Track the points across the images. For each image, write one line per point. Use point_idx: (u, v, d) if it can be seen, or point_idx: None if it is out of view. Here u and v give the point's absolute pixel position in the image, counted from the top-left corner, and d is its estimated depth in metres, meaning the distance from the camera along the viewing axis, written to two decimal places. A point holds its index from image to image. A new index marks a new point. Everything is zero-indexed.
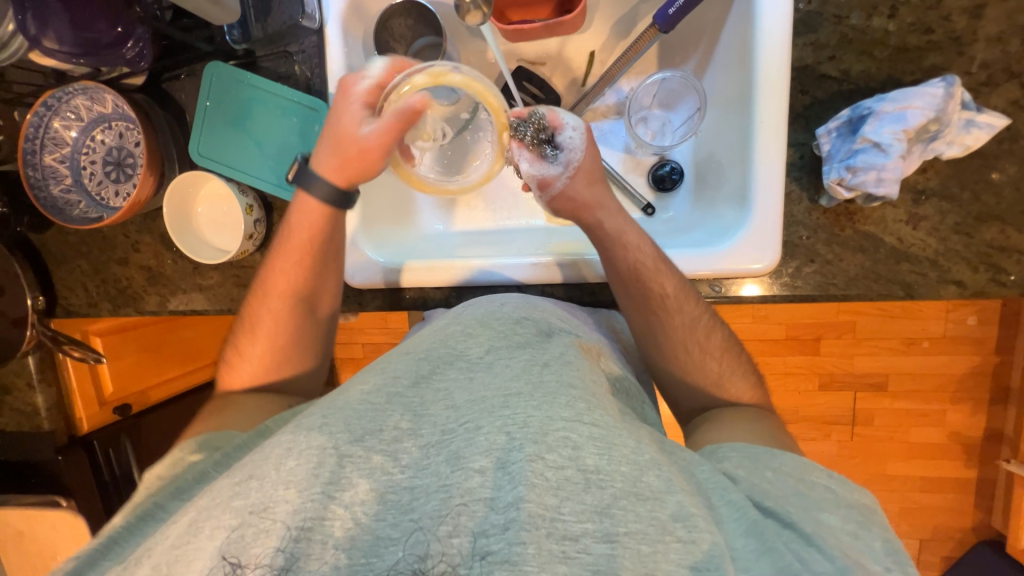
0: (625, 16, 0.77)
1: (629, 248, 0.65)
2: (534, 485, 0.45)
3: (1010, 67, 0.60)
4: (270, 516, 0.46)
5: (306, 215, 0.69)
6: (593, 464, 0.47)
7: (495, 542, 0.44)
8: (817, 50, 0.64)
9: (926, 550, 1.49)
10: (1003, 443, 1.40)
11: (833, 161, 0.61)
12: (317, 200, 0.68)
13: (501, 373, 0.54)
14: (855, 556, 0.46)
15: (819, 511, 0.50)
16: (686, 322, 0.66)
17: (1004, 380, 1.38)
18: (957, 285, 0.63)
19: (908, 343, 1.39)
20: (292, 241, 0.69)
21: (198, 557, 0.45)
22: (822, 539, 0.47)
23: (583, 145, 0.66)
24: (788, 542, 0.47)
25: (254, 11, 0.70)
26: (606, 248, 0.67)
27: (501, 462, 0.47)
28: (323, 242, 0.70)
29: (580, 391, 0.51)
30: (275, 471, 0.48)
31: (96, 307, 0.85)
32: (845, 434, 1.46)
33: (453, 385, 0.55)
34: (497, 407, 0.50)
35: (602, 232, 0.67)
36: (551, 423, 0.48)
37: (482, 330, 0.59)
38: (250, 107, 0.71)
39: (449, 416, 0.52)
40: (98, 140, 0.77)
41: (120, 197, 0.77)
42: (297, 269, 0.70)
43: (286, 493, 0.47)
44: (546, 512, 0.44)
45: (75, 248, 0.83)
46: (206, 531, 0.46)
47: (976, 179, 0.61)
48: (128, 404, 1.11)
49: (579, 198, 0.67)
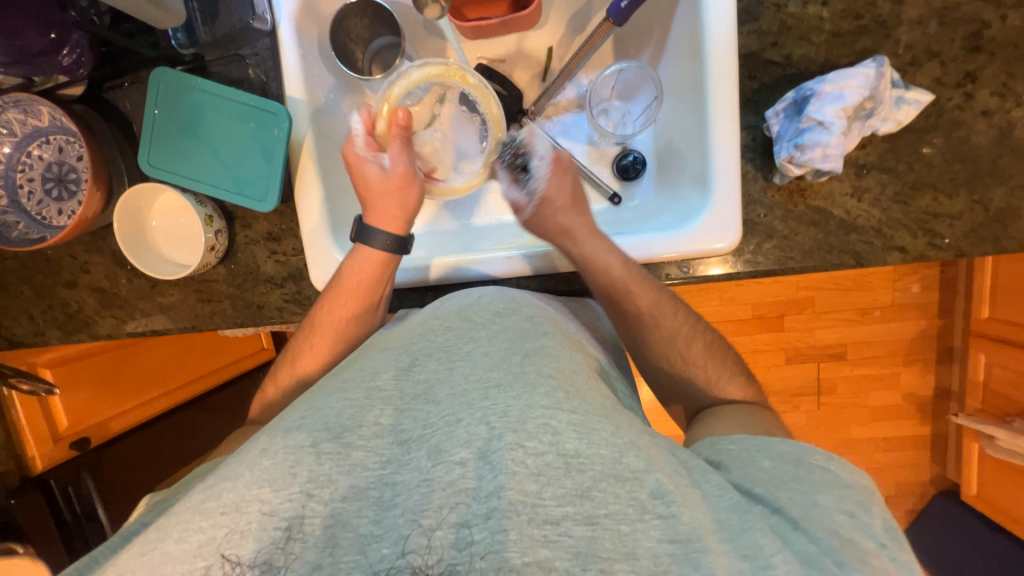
0: (578, 11, 0.80)
1: (608, 261, 0.68)
2: (514, 473, 0.45)
3: (931, 47, 0.65)
4: (243, 515, 0.44)
5: (361, 263, 0.69)
6: (573, 448, 0.47)
7: (478, 531, 0.44)
8: (761, 37, 0.67)
9: (892, 507, 1.59)
10: (951, 399, 1.52)
11: (783, 141, 0.65)
12: (375, 250, 0.70)
13: (479, 362, 0.54)
14: (846, 533, 0.48)
15: (815, 494, 0.51)
16: (666, 334, 0.69)
17: (949, 340, 1.49)
18: (900, 251, 0.67)
19: (863, 314, 1.48)
20: (345, 284, 0.69)
21: (166, 560, 0.43)
22: (809, 522, 0.48)
23: (547, 173, 0.74)
24: (773, 523, 0.48)
25: (200, 14, 0.68)
26: (585, 261, 0.70)
27: (482, 452, 0.47)
28: (376, 284, 0.70)
29: (559, 380, 0.52)
30: (250, 470, 0.47)
31: (43, 335, 0.79)
32: (812, 404, 1.54)
33: (436, 376, 0.54)
34: (478, 399, 0.50)
35: (575, 252, 0.70)
36: (530, 411, 0.48)
37: (462, 322, 0.59)
38: (202, 113, 0.68)
39: (431, 410, 0.52)
40: (36, 156, 0.73)
41: (65, 215, 0.73)
42: (348, 312, 0.69)
43: (262, 492, 0.46)
44: (527, 499, 0.45)
45: (15, 273, 0.78)
46: (175, 533, 0.44)
47: (909, 152, 0.66)
48: (87, 438, 1.05)
49: (551, 225, 0.72)
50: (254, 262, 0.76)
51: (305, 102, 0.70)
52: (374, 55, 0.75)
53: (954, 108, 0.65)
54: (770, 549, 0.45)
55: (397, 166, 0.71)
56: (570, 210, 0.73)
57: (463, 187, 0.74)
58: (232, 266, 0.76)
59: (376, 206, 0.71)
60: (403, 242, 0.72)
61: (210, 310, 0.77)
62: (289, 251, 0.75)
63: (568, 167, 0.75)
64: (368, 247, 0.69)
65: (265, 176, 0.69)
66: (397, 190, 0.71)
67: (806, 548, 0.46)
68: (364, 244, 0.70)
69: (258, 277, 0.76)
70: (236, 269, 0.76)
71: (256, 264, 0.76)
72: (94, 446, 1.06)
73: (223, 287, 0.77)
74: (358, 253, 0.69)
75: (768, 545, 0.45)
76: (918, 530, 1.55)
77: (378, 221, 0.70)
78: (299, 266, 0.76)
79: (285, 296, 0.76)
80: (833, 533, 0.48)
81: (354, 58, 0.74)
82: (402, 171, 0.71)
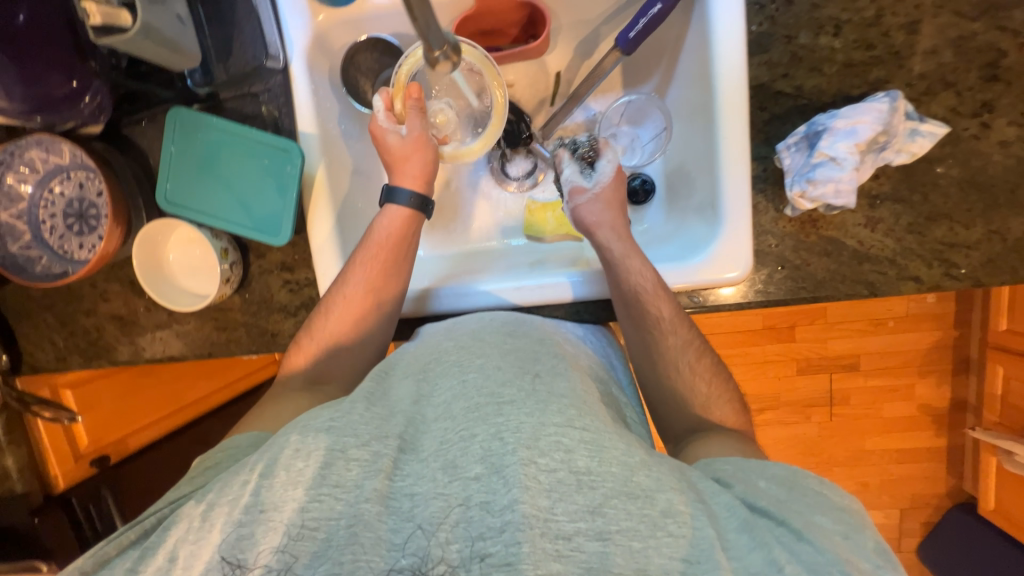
0: (587, 38, 0.80)
1: (641, 268, 0.67)
2: (527, 486, 0.45)
3: (946, 77, 0.64)
4: (279, 513, 0.46)
5: (390, 220, 0.71)
6: (584, 466, 0.47)
7: (492, 544, 0.44)
8: (772, 68, 0.67)
9: (906, 519, 1.57)
10: (968, 410, 1.49)
11: (794, 175, 0.64)
12: (401, 208, 0.71)
13: (491, 376, 0.54)
14: (847, 555, 0.46)
15: (812, 514, 0.49)
16: (679, 342, 0.67)
17: (965, 352, 1.47)
18: (914, 281, 0.67)
19: (876, 324, 1.46)
20: (376, 241, 0.70)
21: (204, 551, 0.45)
22: (814, 535, 0.47)
23: (612, 173, 0.73)
24: (779, 535, 0.47)
25: (214, 51, 0.70)
26: (616, 265, 0.69)
27: (495, 466, 0.47)
28: (405, 245, 0.71)
29: (572, 399, 0.52)
30: (285, 471, 0.47)
31: (65, 361, 0.81)
32: (825, 415, 1.52)
33: (452, 395, 0.53)
34: (491, 415, 0.50)
35: (609, 253, 0.69)
36: (543, 428, 0.48)
37: (474, 342, 0.59)
38: (217, 151, 0.70)
39: (448, 426, 0.51)
40: (57, 192, 0.74)
41: (86, 249, 0.74)
42: (380, 275, 0.69)
43: (295, 492, 0.46)
44: (539, 513, 0.44)
45: (38, 302, 0.80)
46: (217, 523, 0.46)
47: (923, 182, 0.65)
48: (106, 455, 1.08)
49: (588, 221, 0.72)
50: (268, 291, 0.77)
51: (317, 136, 0.71)
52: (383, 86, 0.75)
53: (970, 138, 0.64)
54: (774, 564, 0.44)
55: (413, 132, 0.71)
56: (619, 210, 0.72)
57: (480, 146, 0.74)
58: (247, 295, 0.77)
59: (400, 167, 0.71)
60: (427, 203, 0.73)
61: (226, 338, 0.78)
62: (302, 281, 0.77)
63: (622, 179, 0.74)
64: (395, 205, 0.71)
65: (278, 211, 0.70)
66: (416, 152, 0.71)
67: (813, 558, 0.45)
68: (391, 204, 0.71)
69: (272, 306, 0.77)
70: (251, 298, 0.77)
71: (270, 293, 0.77)
72: (114, 462, 1.10)
73: (238, 315, 0.78)
74: (387, 214, 0.71)
75: (779, 557, 0.45)
76: (933, 542, 1.53)
77: (401, 181, 0.71)
78: (312, 295, 0.77)
79: (299, 325, 0.77)
80: (840, 552, 0.46)
81: (365, 92, 0.75)
82: (418, 135, 0.71)
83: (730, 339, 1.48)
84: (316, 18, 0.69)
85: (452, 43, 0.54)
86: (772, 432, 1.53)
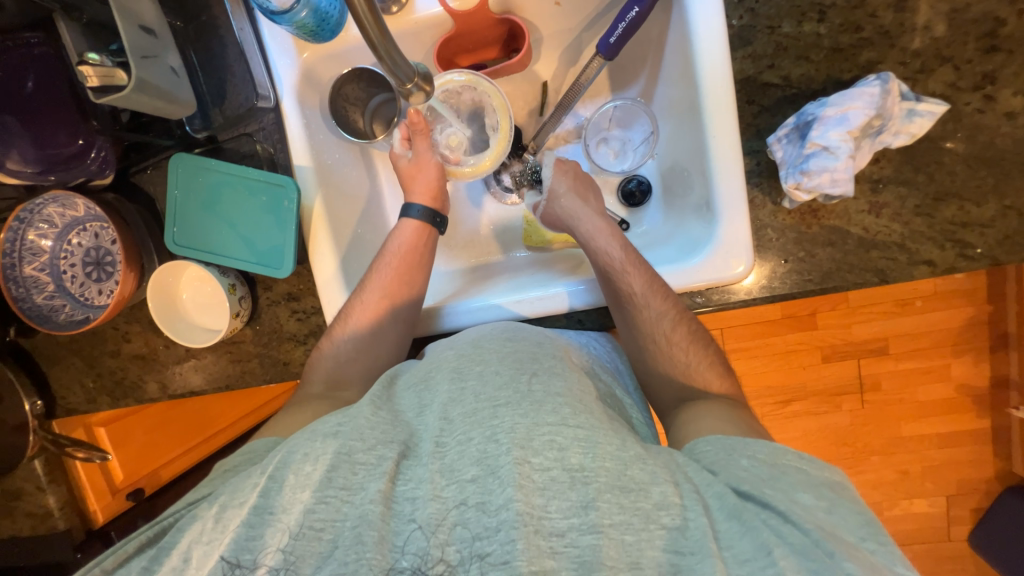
0: (569, 46, 0.80)
1: (611, 245, 0.70)
2: (521, 485, 0.45)
3: (942, 52, 0.62)
4: (290, 514, 0.46)
5: (404, 234, 0.75)
6: (578, 462, 0.47)
7: (489, 543, 0.43)
8: (756, 61, 0.66)
9: (953, 506, 1.49)
10: (1011, 388, 1.42)
11: (788, 167, 0.63)
12: (413, 222, 0.76)
13: (489, 382, 0.53)
14: (831, 531, 0.44)
15: (795, 492, 0.47)
16: (653, 314, 0.65)
17: (1002, 327, 1.39)
18: (928, 265, 0.64)
19: (901, 305, 1.40)
20: (394, 253, 0.73)
21: (206, 561, 0.46)
22: (796, 514, 0.44)
23: (551, 173, 0.78)
24: (763, 517, 0.45)
25: (209, 96, 0.73)
26: (590, 244, 0.72)
27: (490, 468, 0.46)
28: (422, 254, 0.75)
29: (567, 397, 0.52)
30: (293, 475, 0.48)
31: (95, 402, 0.85)
32: (855, 403, 1.47)
33: (448, 398, 0.53)
34: (486, 418, 0.50)
35: (581, 230, 0.73)
36: (536, 428, 0.48)
37: (474, 351, 0.59)
38: (218, 192, 0.73)
39: (443, 427, 0.51)
40: (76, 244, 0.79)
41: (104, 294, 0.79)
42: (399, 284, 0.72)
43: (302, 495, 0.47)
44: (533, 511, 0.44)
45: (66, 347, 0.84)
46: (231, 524, 0.47)
47: (928, 162, 0.63)
48: (141, 487, 1.14)
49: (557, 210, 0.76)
50: (278, 321, 0.79)
51: (311, 168, 0.73)
52: (373, 113, 0.79)
53: (974, 112, 0.62)
54: (764, 547, 0.42)
55: (418, 155, 0.76)
56: (594, 198, 0.76)
57: (480, 166, 0.76)
58: (258, 327, 0.79)
59: (411, 184, 0.77)
60: (437, 214, 0.77)
61: (241, 369, 0.81)
62: (309, 309, 0.79)
63: (569, 168, 0.78)
64: (407, 220, 0.76)
65: (280, 244, 0.73)
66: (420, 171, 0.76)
67: (799, 541, 0.43)
68: (403, 219, 0.76)
69: (282, 335, 0.79)
70: (262, 330, 0.79)
71: (279, 324, 0.79)
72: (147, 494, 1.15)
73: (251, 347, 0.80)
74: (400, 231, 0.75)
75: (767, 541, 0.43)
76: (985, 530, 1.44)
77: (414, 195, 0.76)
78: (319, 322, 0.78)
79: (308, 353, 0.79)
80: (821, 527, 0.44)
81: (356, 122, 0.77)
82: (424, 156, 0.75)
83: (749, 331, 1.45)
84: (302, 55, 0.72)
85: (420, 70, 0.53)
86: (800, 424, 1.48)
